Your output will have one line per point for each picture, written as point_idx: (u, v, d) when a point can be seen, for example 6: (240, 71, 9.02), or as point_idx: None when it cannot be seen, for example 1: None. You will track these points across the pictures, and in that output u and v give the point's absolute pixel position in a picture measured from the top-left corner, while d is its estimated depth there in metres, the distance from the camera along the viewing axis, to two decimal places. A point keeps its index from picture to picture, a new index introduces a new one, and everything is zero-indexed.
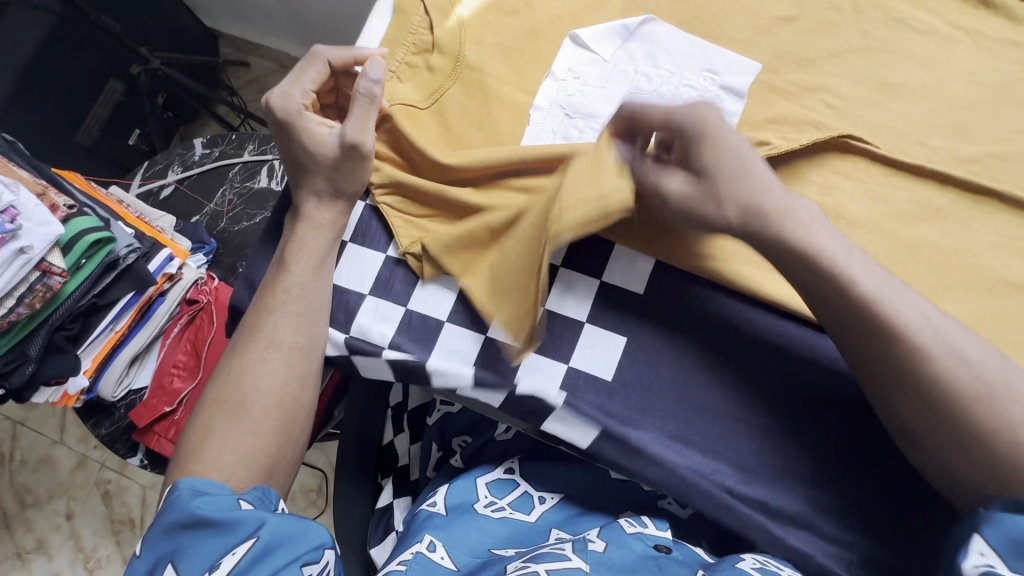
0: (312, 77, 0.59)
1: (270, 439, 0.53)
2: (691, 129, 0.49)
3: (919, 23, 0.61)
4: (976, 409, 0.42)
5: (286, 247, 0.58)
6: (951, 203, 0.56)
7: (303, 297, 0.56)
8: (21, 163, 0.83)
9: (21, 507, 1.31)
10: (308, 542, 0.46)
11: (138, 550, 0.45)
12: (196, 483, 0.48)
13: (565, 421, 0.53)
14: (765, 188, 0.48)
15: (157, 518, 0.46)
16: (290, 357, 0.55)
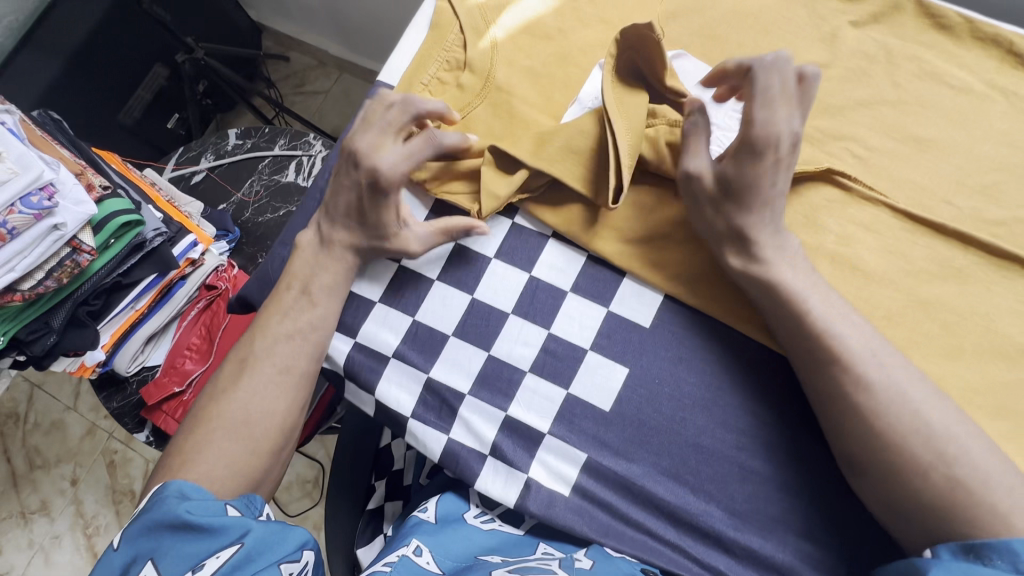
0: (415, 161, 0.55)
1: (266, 457, 0.55)
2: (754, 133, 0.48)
3: (954, 79, 0.60)
4: (919, 455, 0.45)
5: (315, 281, 0.58)
6: (972, 265, 0.55)
7: (322, 329, 0.58)
8: (64, 142, 0.88)
9: (30, 468, 1.35)
10: (289, 545, 0.47)
11: (115, 544, 0.46)
12: (184, 485, 0.49)
13: (550, 450, 0.56)
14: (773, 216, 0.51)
15: (142, 513, 0.47)
16: (296, 383, 0.57)
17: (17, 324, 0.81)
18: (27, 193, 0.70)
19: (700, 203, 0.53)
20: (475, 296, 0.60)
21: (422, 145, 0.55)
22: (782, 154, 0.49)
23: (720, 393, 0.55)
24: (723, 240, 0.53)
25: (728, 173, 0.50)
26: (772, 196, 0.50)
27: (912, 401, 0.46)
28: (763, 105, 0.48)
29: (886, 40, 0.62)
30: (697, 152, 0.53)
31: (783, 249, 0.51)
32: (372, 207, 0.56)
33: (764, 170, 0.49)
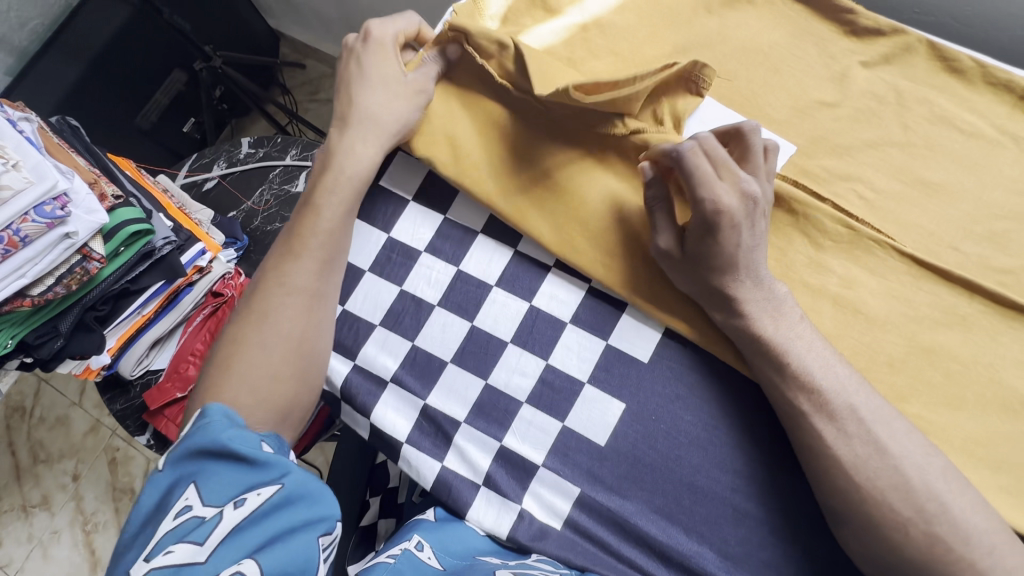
0: (402, 28, 0.61)
1: (288, 383, 0.55)
2: (702, 213, 0.49)
3: (964, 124, 0.60)
4: (900, 511, 0.45)
5: (317, 190, 0.59)
6: (978, 314, 0.55)
7: (329, 249, 0.58)
8: (79, 149, 0.89)
9: (33, 461, 1.36)
10: (325, 506, 0.48)
11: (161, 466, 0.48)
12: (227, 414, 0.50)
13: (544, 481, 0.56)
14: (751, 277, 0.51)
15: (187, 438, 0.48)
16: (309, 304, 0.57)
17: (26, 327, 0.81)
18: (40, 202, 0.71)
19: (677, 272, 0.54)
20: (474, 324, 0.60)
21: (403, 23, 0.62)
22: (736, 219, 0.49)
23: (715, 433, 0.55)
24: (708, 303, 0.53)
25: (692, 246, 0.51)
26: (744, 256, 0.50)
27: (890, 456, 0.47)
28: (703, 184, 0.49)
29: (896, 81, 0.62)
30: (661, 228, 0.54)
31: (770, 300, 0.51)
32: (373, 70, 0.59)
33: (726, 240, 0.49)
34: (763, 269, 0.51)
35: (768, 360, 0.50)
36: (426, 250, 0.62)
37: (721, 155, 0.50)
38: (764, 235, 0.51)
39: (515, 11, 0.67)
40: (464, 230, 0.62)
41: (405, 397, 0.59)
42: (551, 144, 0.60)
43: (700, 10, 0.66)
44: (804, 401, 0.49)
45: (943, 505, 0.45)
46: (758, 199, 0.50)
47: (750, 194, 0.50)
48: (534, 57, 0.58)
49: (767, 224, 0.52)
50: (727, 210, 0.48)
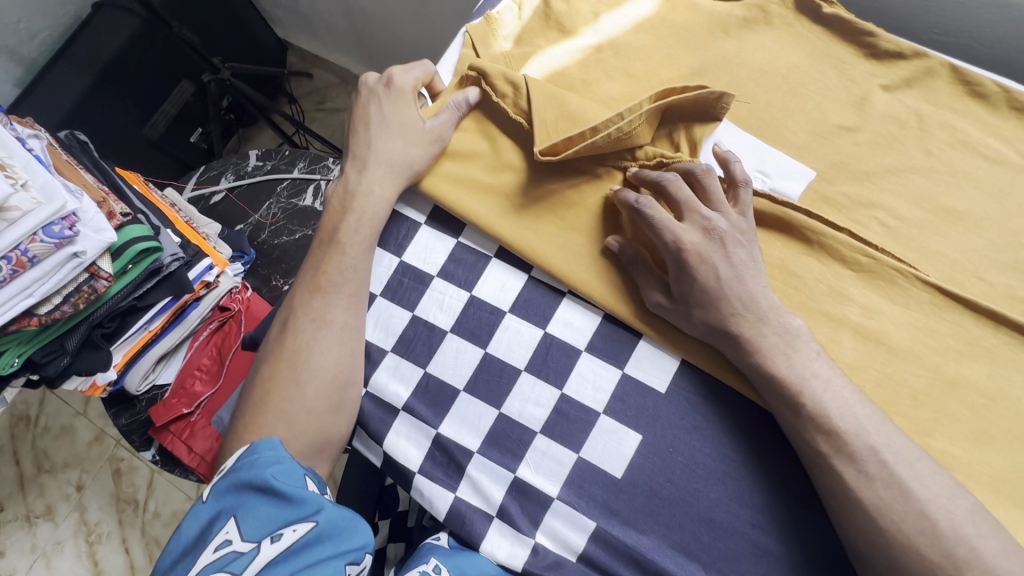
0: (422, 73, 0.63)
1: (322, 417, 0.56)
2: (675, 258, 0.52)
3: (989, 150, 0.59)
4: (927, 555, 0.44)
5: (343, 227, 0.59)
6: (1004, 347, 0.53)
7: (356, 284, 0.59)
8: (88, 165, 0.89)
9: (37, 471, 1.36)
10: (354, 540, 0.50)
11: (205, 497, 0.51)
12: (269, 446, 0.52)
13: (558, 514, 0.55)
14: (750, 310, 0.50)
15: (232, 471, 0.52)
16: (340, 337, 0.58)
17: (33, 346, 0.81)
18: (49, 221, 0.70)
19: (675, 320, 0.54)
20: (488, 351, 0.59)
21: (420, 67, 0.63)
22: (702, 255, 0.51)
23: (733, 466, 0.54)
24: (715, 339, 0.52)
25: (675, 289, 0.53)
26: (732, 292, 0.51)
27: (917, 499, 0.45)
28: (664, 226, 0.52)
29: (917, 105, 0.61)
30: (647, 284, 0.55)
31: (784, 334, 0.50)
32: (392, 114, 0.60)
33: (700, 277, 0.51)
34: (764, 302, 0.51)
35: (788, 399, 0.49)
36: (438, 274, 0.61)
37: (677, 197, 0.54)
38: (748, 266, 0.52)
39: (528, 31, 0.67)
40: (476, 255, 0.61)
41: (416, 426, 0.58)
42: (564, 181, 0.60)
43: (717, 31, 0.65)
44: (827, 438, 0.47)
45: (971, 549, 0.44)
46: (722, 231, 0.52)
47: (711, 227, 0.52)
48: (541, 87, 0.59)
49: (747, 252, 0.52)
50: (687, 246, 0.51)
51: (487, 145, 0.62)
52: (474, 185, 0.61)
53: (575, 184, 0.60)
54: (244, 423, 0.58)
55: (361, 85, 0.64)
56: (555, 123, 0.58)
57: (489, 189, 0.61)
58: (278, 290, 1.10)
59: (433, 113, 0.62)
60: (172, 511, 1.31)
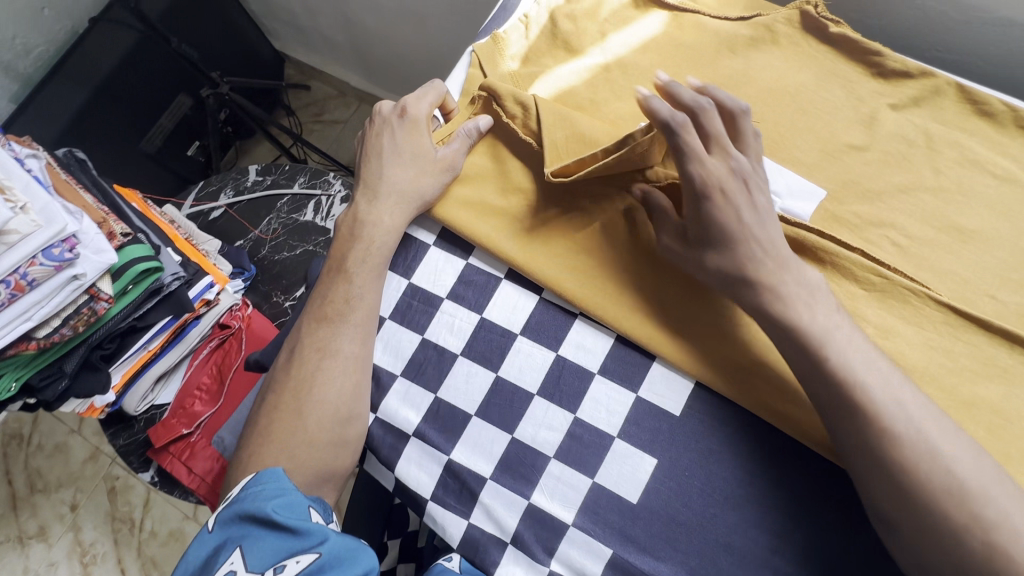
0: (434, 98, 0.62)
1: (327, 449, 0.56)
2: (701, 186, 0.50)
3: (997, 168, 0.59)
4: (954, 516, 0.43)
5: (352, 254, 0.59)
6: (1019, 366, 0.53)
7: (362, 314, 0.58)
8: (87, 184, 0.88)
9: (30, 490, 1.33)
10: (359, 568, 0.48)
11: (210, 526, 0.50)
12: (271, 476, 0.52)
13: (573, 542, 0.54)
14: (766, 260, 0.50)
15: (237, 500, 0.51)
16: (348, 368, 0.57)
17: (31, 370, 0.79)
18: (49, 244, 0.69)
19: (683, 265, 0.54)
20: (500, 374, 0.58)
21: (432, 92, 0.62)
22: (726, 190, 0.50)
23: (750, 490, 0.53)
24: (733, 290, 0.51)
25: (690, 227, 0.52)
26: (749, 233, 0.50)
27: (943, 455, 0.44)
28: (694, 156, 0.50)
29: (925, 124, 0.61)
30: (663, 225, 0.55)
31: (803, 289, 0.50)
32: (404, 143, 0.60)
33: (723, 211, 0.50)
34: (786, 252, 0.50)
35: (810, 350, 0.48)
36: (447, 297, 0.60)
37: (711, 126, 0.51)
38: (766, 212, 0.51)
39: (535, 51, 0.67)
40: (487, 276, 0.61)
41: (427, 452, 0.57)
42: (573, 203, 0.60)
43: (724, 50, 0.65)
44: (851, 397, 0.46)
45: (1000, 510, 0.43)
46: (746, 170, 0.51)
47: (738, 167, 0.51)
48: (550, 109, 0.58)
49: (768, 197, 0.52)
50: (714, 177, 0.50)
51: (495, 170, 0.62)
52: (483, 209, 0.60)
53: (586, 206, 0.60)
54: (250, 453, 0.57)
55: (374, 113, 0.64)
56: (566, 143, 0.57)
57: (499, 212, 0.60)
58: (279, 307, 1.09)
59: (447, 141, 0.61)
60: (169, 530, 1.29)
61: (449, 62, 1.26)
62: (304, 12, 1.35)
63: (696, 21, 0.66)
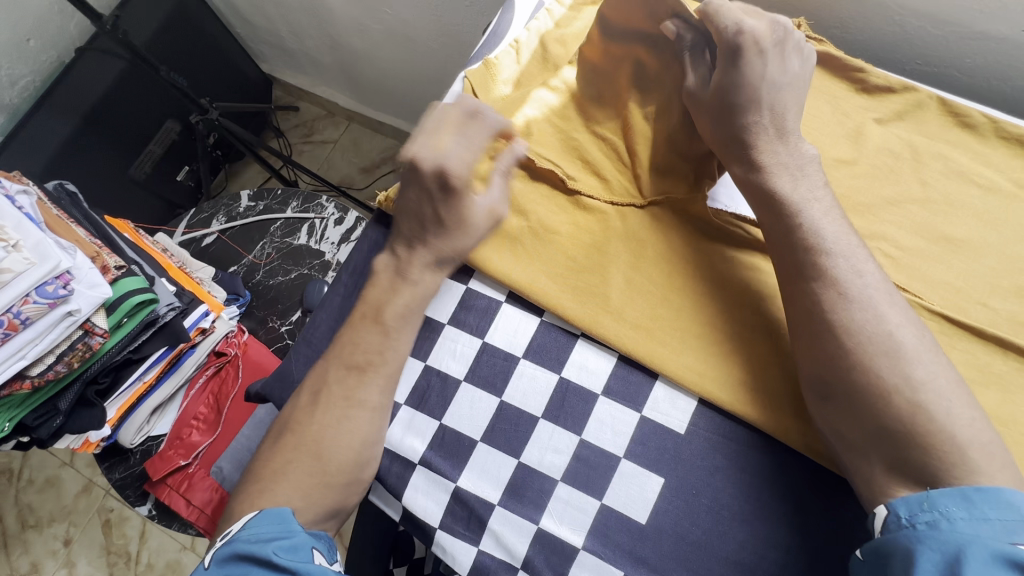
0: (480, 139, 0.54)
1: (340, 490, 0.53)
2: (733, 37, 0.53)
3: (981, 178, 0.61)
4: (906, 419, 0.42)
5: None
6: (1012, 371, 0.54)
7: (392, 365, 0.55)
8: (79, 217, 0.87)
9: (22, 527, 1.30)
10: None
11: (207, 563, 0.47)
12: (278, 514, 0.49)
13: (583, 566, 0.54)
14: (767, 125, 0.53)
15: (235, 538, 0.48)
16: (375, 415, 0.55)
17: (25, 409, 0.78)
18: (43, 281, 0.68)
19: (697, 110, 0.56)
20: (504, 399, 0.58)
21: (483, 132, 0.54)
22: (761, 44, 0.53)
23: (756, 505, 0.53)
24: (732, 144, 0.54)
25: (718, 82, 0.54)
26: (764, 96, 0.53)
27: (887, 322, 0.45)
28: (735, 22, 0.54)
29: (910, 138, 0.63)
30: (691, 69, 0.57)
31: (793, 160, 0.53)
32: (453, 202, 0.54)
33: (751, 64, 0.53)
34: (789, 123, 0.54)
35: (786, 218, 0.51)
36: (449, 322, 0.61)
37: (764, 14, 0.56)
38: (794, 79, 0.54)
39: (527, 75, 0.67)
40: (488, 300, 0.61)
41: (433, 479, 0.57)
42: (573, 226, 0.61)
43: None
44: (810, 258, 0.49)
45: (921, 360, 0.44)
46: (786, 36, 0.55)
47: (776, 32, 0.54)
48: (560, 134, 0.64)
49: (801, 60, 0.55)
50: (750, 31, 0.53)
51: None
52: None
53: (589, 225, 0.61)
54: None
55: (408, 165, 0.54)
56: (568, 164, 0.63)
57: (501, 239, 0.61)
58: (275, 332, 1.08)
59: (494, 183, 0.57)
60: (166, 561, 1.26)
61: (439, 82, 1.27)
62: (291, 35, 1.35)
63: None
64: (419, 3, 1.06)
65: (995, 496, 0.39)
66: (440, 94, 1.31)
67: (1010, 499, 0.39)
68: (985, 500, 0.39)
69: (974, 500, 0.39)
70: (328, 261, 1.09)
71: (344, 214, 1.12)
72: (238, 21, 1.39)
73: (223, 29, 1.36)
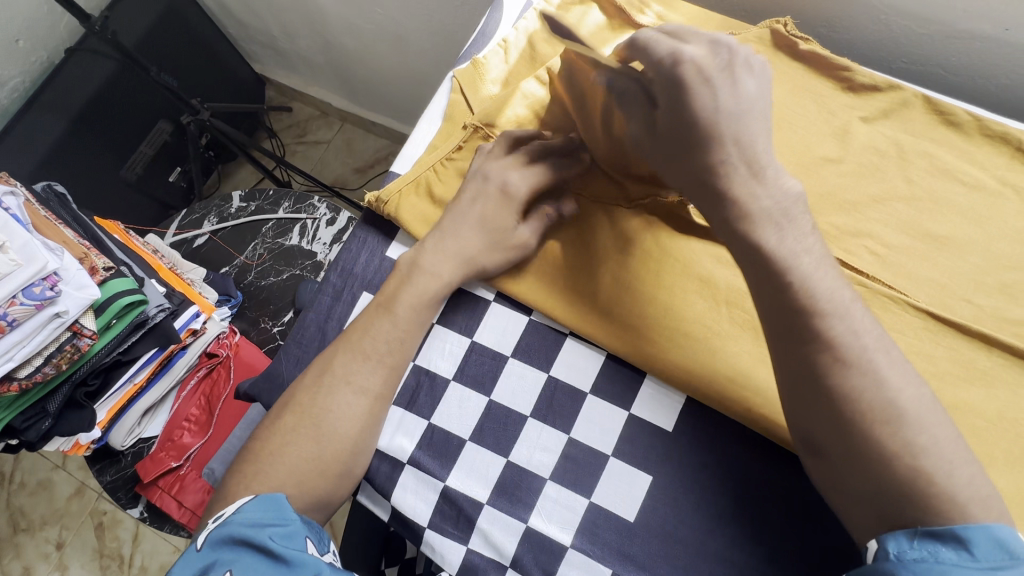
0: (539, 180, 0.59)
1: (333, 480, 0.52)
2: (669, 75, 0.44)
3: (966, 176, 0.61)
4: None
5: None
6: (996, 367, 0.54)
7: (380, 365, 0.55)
8: (67, 219, 0.86)
9: (14, 531, 1.29)
10: None
11: (199, 545, 0.46)
12: (276, 501, 0.48)
13: (571, 564, 0.54)
14: (731, 172, 0.44)
15: (229, 520, 0.47)
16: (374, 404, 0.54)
17: (13, 412, 0.77)
18: (30, 283, 0.68)
19: (652, 159, 0.49)
20: (493, 398, 0.58)
21: (548, 169, 0.59)
22: (704, 72, 0.44)
23: (745, 502, 0.54)
24: (700, 194, 0.46)
25: (664, 128, 0.46)
26: (725, 130, 0.44)
27: (888, 389, 0.41)
28: (669, 56, 0.45)
29: (896, 136, 0.63)
30: (634, 116, 0.49)
31: (776, 206, 0.44)
32: (489, 217, 0.58)
33: (698, 96, 0.44)
34: (764, 159, 0.45)
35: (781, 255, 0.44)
36: (438, 322, 0.61)
37: (704, 35, 0.46)
38: (757, 106, 0.45)
39: (513, 74, 0.68)
40: (476, 299, 0.61)
41: (421, 478, 0.57)
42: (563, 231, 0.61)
43: None
44: None
45: None
46: (732, 56, 0.45)
47: (718, 52, 0.45)
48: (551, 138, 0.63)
49: (756, 80, 0.45)
50: (688, 59, 0.44)
51: None
52: None
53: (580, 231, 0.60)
54: None
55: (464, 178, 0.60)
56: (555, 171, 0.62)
57: None
58: (267, 333, 1.08)
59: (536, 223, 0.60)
60: (159, 564, 1.25)
61: (432, 82, 1.27)
62: (284, 36, 1.35)
63: None
64: (412, 3, 1.06)
65: (985, 533, 0.37)
66: (432, 94, 1.30)
67: (999, 537, 0.37)
68: (975, 540, 0.37)
69: (965, 541, 0.37)
70: (320, 261, 1.09)
71: (336, 214, 1.11)
72: (230, 22, 1.39)
73: (215, 30, 1.35)
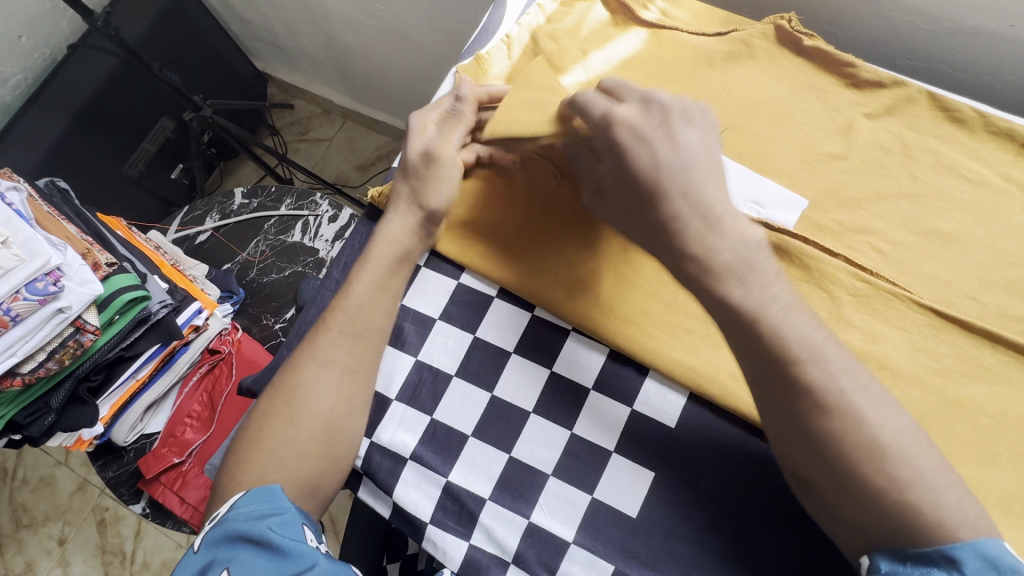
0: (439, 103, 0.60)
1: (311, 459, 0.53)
2: (607, 137, 0.46)
3: (971, 173, 0.61)
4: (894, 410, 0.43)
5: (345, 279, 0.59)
6: (1001, 364, 0.54)
7: None
8: (70, 215, 0.86)
9: (16, 527, 1.30)
10: None
11: (196, 546, 0.47)
12: (264, 493, 0.48)
13: (574, 560, 0.54)
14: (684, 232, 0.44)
15: (225, 518, 0.48)
16: (342, 378, 0.55)
17: (15, 407, 0.78)
18: (33, 278, 0.68)
19: (604, 215, 0.50)
20: (496, 394, 0.58)
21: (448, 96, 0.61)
22: (638, 132, 0.45)
23: (748, 499, 0.53)
24: (659, 251, 0.46)
25: (611, 187, 0.47)
26: (669, 185, 0.44)
27: (869, 425, 0.41)
28: (608, 119, 0.46)
29: (900, 133, 0.63)
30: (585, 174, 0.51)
31: (739, 258, 0.44)
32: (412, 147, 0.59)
33: (636, 156, 0.45)
34: (720, 207, 0.44)
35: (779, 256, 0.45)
36: (440, 317, 0.61)
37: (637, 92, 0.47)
38: (702, 158, 0.45)
39: (517, 70, 0.68)
40: (479, 295, 0.61)
41: (423, 473, 0.57)
42: (571, 238, 0.60)
43: (703, 65, 0.66)
44: None
45: None
46: (665, 113, 0.46)
47: (653, 108, 0.46)
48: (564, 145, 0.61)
49: (697, 132, 0.46)
50: (620, 121, 0.45)
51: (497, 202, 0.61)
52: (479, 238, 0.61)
53: (588, 239, 0.60)
54: None
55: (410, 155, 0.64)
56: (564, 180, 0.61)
57: (496, 248, 0.61)
58: (269, 330, 1.08)
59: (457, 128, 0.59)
60: (161, 561, 1.25)
61: (434, 79, 1.27)
62: (286, 33, 1.35)
63: (675, 37, 0.67)
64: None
65: (972, 551, 0.38)
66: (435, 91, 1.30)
67: (988, 552, 0.38)
68: (964, 557, 0.38)
69: (954, 559, 0.38)
70: (322, 258, 1.09)
71: (339, 211, 1.11)
72: (233, 19, 1.39)
73: (217, 27, 1.35)
